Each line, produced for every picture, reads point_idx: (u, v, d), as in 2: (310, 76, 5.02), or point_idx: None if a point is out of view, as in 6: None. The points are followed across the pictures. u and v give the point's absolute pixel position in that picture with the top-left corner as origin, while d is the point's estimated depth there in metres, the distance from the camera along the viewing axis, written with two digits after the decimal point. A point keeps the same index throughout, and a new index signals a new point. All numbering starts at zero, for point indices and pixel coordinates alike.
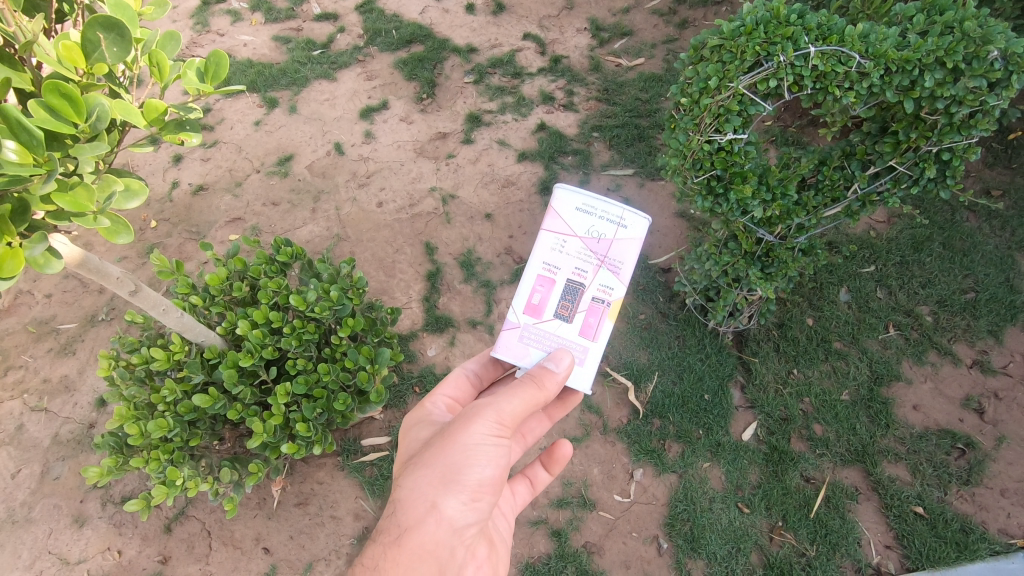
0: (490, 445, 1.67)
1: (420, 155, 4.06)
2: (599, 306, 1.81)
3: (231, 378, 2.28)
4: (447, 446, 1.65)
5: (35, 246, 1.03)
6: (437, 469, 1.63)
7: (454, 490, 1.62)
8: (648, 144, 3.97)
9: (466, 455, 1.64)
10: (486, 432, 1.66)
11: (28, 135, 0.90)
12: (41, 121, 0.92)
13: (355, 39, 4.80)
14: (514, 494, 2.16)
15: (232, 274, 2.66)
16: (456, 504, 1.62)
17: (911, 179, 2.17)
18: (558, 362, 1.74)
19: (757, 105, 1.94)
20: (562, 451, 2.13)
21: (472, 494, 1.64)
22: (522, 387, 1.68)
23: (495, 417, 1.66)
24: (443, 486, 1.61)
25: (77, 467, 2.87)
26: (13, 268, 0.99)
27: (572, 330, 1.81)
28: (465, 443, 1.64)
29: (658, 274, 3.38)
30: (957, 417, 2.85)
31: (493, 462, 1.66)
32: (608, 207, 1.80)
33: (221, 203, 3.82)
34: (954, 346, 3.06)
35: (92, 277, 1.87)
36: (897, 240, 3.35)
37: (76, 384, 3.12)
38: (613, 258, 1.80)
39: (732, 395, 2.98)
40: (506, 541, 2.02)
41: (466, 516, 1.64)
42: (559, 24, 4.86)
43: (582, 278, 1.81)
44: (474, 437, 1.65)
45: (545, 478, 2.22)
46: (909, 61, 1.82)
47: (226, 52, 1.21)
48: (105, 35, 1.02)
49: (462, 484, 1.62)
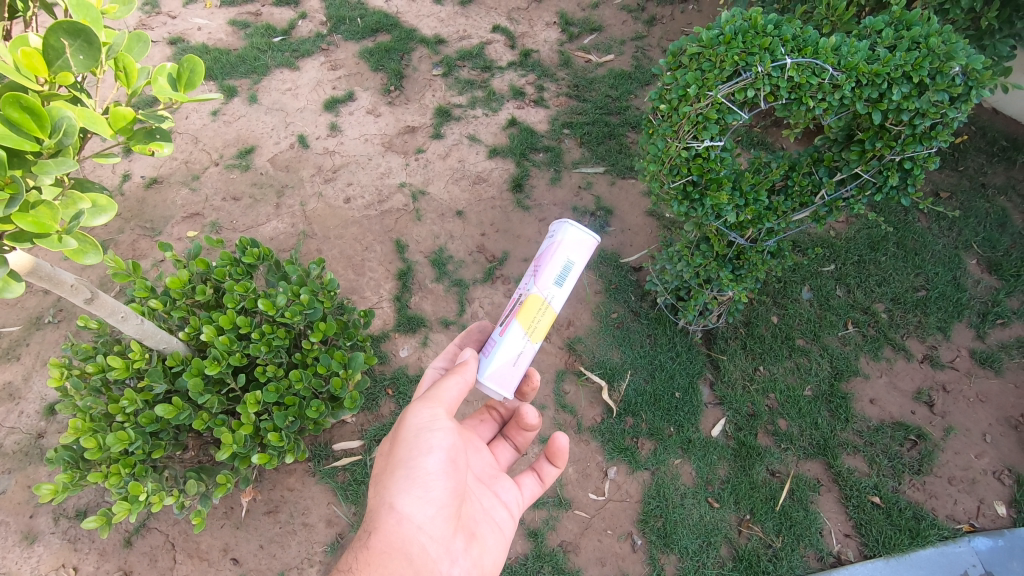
0: (431, 431, 1.74)
1: (388, 149, 3.96)
2: (515, 307, 1.91)
3: (196, 387, 2.19)
4: (396, 446, 1.74)
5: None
6: (390, 470, 1.71)
7: (408, 483, 1.67)
8: (618, 142, 3.99)
9: (411, 447, 1.71)
10: (425, 421, 1.74)
11: None
12: (2, 137, 0.83)
13: (317, 27, 4.63)
14: (520, 487, 2.16)
15: (194, 277, 2.55)
16: (414, 497, 1.66)
17: (875, 186, 2.25)
18: (465, 352, 1.90)
19: (735, 114, 1.95)
20: (557, 447, 2.08)
21: (425, 484, 1.68)
22: (446, 377, 1.79)
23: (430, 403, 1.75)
24: (398, 482, 1.67)
25: (24, 481, 2.72)
26: None
27: (493, 331, 1.94)
28: (409, 437, 1.73)
29: (630, 273, 3.43)
30: (909, 409, 3.00)
31: (440, 446, 1.73)
32: (549, 228, 2.00)
33: (177, 197, 3.64)
34: (906, 342, 3.21)
35: (44, 284, 1.74)
36: (855, 240, 3.51)
37: (22, 392, 2.95)
38: (537, 264, 1.93)
39: (701, 392, 3.05)
40: (505, 534, 1.99)
41: (429, 506, 1.67)
42: (528, 17, 4.81)
43: (517, 290, 1.97)
44: (415, 427, 1.73)
45: (553, 472, 2.19)
46: (878, 75, 1.87)
47: (202, 57, 1.12)
48: (71, 42, 0.93)
49: (413, 476, 1.68)
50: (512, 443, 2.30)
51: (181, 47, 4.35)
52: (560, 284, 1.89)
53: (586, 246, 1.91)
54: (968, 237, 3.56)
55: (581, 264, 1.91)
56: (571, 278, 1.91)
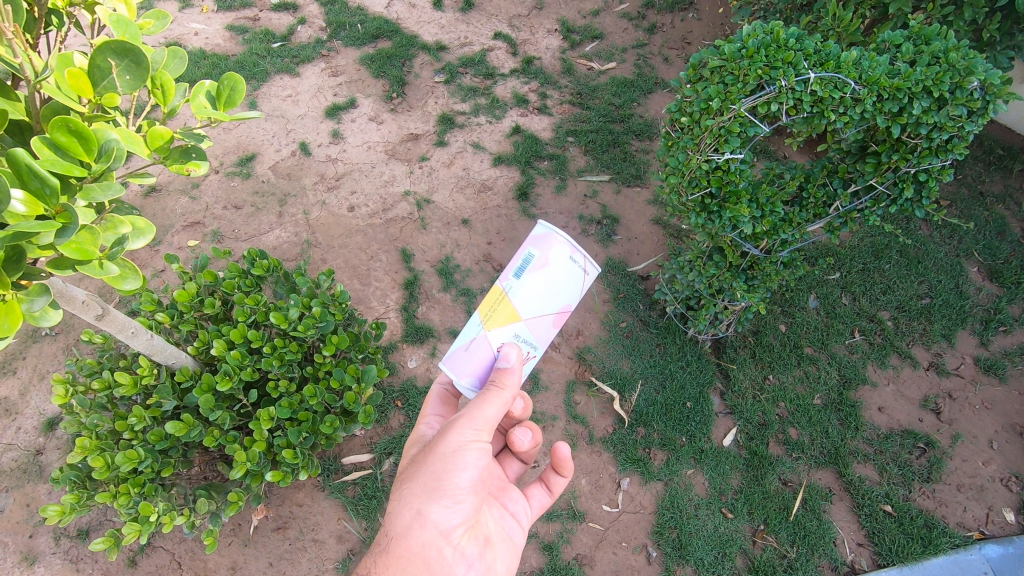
0: (468, 449, 1.66)
1: (391, 157, 3.92)
2: None
3: (208, 404, 2.13)
4: (428, 457, 1.66)
5: (35, 300, 0.90)
6: (421, 479, 1.64)
7: (437, 496, 1.61)
8: (623, 150, 3.98)
9: (446, 462, 1.64)
10: (466, 440, 1.66)
11: (41, 183, 0.79)
12: (51, 163, 0.80)
13: (317, 32, 4.58)
14: (528, 498, 2.09)
15: (201, 290, 2.49)
16: (441, 509, 1.61)
17: (890, 199, 2.26)
18: None
19: (756, 126, 1.94)
20: (561, 456, 2.02)
21: (454, 498, 1.63)
22: (489, 395, 1.71)
23: (471, 422, 1.67)
24: (427, 494, 1.61)
25: (22, 499, 2.65)
26: (10, 325, 0.85)
27: None
28: (445, 451, 1.65)
29: (638, 281, 3.42)
30: (917, 417, 3.02)
31: (475, 465, 1.66)
32: None
33: (177, 205, 3.58)
34: (912, 349, 3.23)
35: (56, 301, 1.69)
36: (859, 248, 3.54)
37: (19, 407, 2.87)
38: None
39: (712, 401, 3.05)
40: (515, 544, 1.90)
41: (453, 519, 1.63)
42: (529, 24, 4.80)
43: None
44: (452, 444, 1.65)
45: (561, 483, 2.12)
46: (899, 89, 1.88)
47: (242, 74, 1.09)
48: (118, 62, 0.90)
49: (445, 489, 1.62)
50: (519, 457, 2.24)
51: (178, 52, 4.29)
52: (517, 276, 1.81)
53: (546, 241, 1.78)
54: (969, 245, 3.60)
55: (542, 261, 1.79)
56: (529, 274, 1.80)
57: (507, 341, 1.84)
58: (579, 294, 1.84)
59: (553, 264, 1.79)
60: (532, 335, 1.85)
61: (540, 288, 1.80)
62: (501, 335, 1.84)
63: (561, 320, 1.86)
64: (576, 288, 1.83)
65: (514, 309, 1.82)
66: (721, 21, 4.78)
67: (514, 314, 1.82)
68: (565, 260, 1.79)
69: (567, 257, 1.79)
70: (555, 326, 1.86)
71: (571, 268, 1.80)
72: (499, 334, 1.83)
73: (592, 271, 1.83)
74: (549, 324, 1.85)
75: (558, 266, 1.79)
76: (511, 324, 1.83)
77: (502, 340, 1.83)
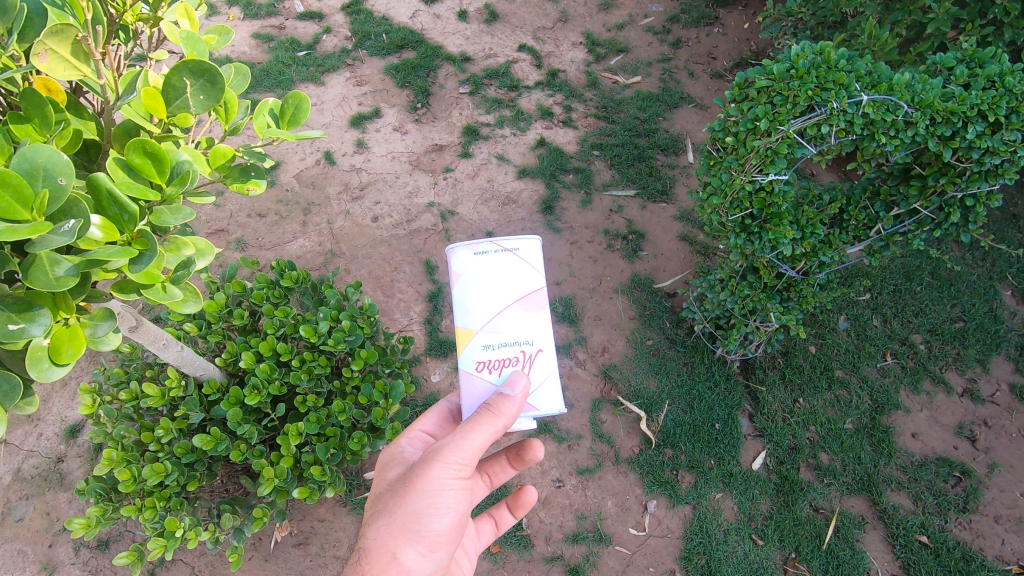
0: (449, 492, 1.63)
1: (416, 168, 3.91)
2: None
3: (235, 417, 2.11)
4: (409, 494, 1.61)
5: (98, 325, 0.99)
6: (399, 518, 1.58)
7: (414, 539, 1.58)
8: (648, 164, 3.94)
9: (426, 502, 1.60)
10: (447, 479, 1.62)
11: (120, 208, 0.82)
12: (128, 187, 0.83)
13: (342, 41, 4.59)
14: (477, 534, 2.12)
15: (229, 300, 2.47)
16: (417, 554, 1.58)
17: (934, 222, 2.22)
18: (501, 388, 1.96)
19: (804, 148, 1.90)
20: (525, 499, 2.08)
21: (431, 543, 1.61)
22: (479, 420, 1.61)
23: (455, 461, 1.62)
24: (405, 535, 1.57)
25: (42, 508, 2.63)
26: (75, 350, 0.94)
27: None
28: (426, 489, 1.61)
29: (665, 299, 3.37)
30: (952, 444, 2.94)
31: (453, 508, 1.64)
32: None
33: (202, 212, 3.59)
34: (945, 374, 3.16)
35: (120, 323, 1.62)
36: (889, 269, 3.48)
37: (40, 413, 2.85)
38: None
39: (741, 423, 2.99)
40: None
41: (427, 565, 1.60)
42: (554, 36, 4.77)
43: None
44: (434, 483, 1.61)
45: (510, 520, 2.17)
46: (954, 113, 1.83)
47: (308, 93, 1.09)
48: (193, 81, 0.93)
49: (422, 533, 1.59)
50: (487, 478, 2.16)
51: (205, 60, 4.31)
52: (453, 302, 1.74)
53: (450, 259, 1.74)
54: (1003, 268, 3.52)
55: (456, 276, 1.72)
56: (456, 293, 1.72)
57: (485, 359, 1.71)
58: (520, 273, 1.73)
59: (468, 269, 1.72)
60: (505, 336, 1.72)
61: (474, 295, 1.72)
62: (474, 358, 1.72)
63: (522, 304, 1.73)
64: (511, 271, 1.73)
65: (466, 327, 1.72)
66: (746, 36, 4.74)
67: (469, 330, 1.71)
68: (475, 259, 1.71)
69: (473, 255, 1.72)
70: (522, 313, 1.73)
71: (487, 260, 1.72)
72: (472, 359, 1.72)
73: (511, 245, 1.73)
74: (515, 316, 1.73)
75: (473, 267, 1.71)
76: (474, 342, 1.71)
77: (480, 362, 1.71)
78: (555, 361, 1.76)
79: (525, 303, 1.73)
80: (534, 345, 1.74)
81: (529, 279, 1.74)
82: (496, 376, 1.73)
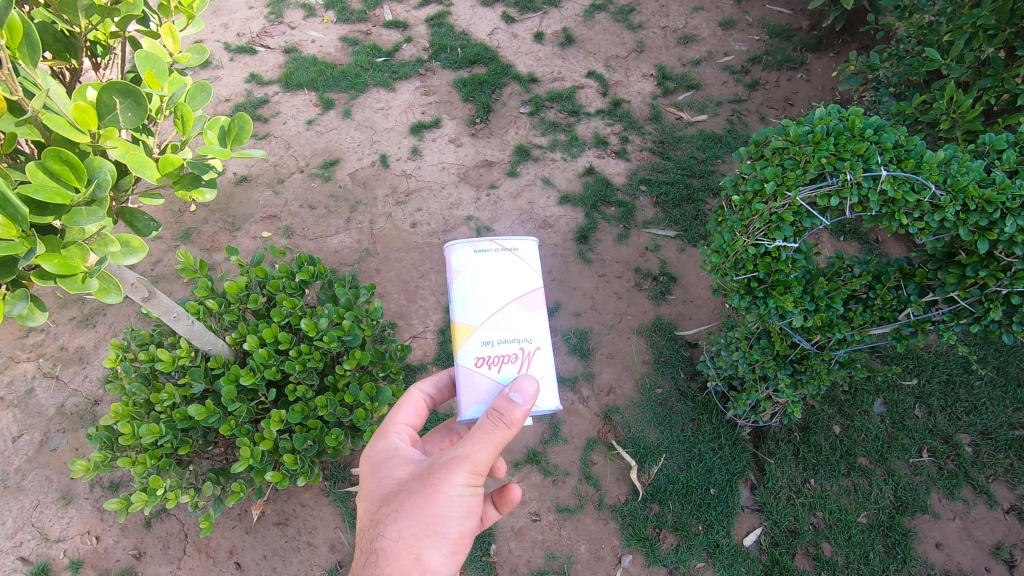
0: (469, 495, 1.57)
1: (462, 180, 4.00)
2: None
3: (229, 394, 2.24)
4: (431, 497, 1.53)
5: (17, 302, 1.13)
6: (422, 522, 1.52)
7: (438, 541, 1.54)
8: (696, 207, 3.81)
9: (449, 505, 1.54)
10: (469, 483, 1.56)
11: (15, 210, 0.95)
12: (38, 189, 0.98)
13: (420, 51, 4.78)
14: None
15: (252, 284, 2.65)
16: (440, 556, 1.54)
17: (973, 316, 1.98)
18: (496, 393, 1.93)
19: (815, 218, 1.79)
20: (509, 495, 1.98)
21: (453, 546, 1.57)
22: (495, 429, 1.53)
23: (476, 466, 1.55)
24: (429, 539, 1.52)
25: (73, 442, 2.93)
26: None
27: None
28: (448, 493, 1.53)
29: (684, 347, 3.24)
30: (984, 565, 2.60)
31: (472, 510, 1.60)
32: None
33: (261, 197, 3.88)
34: (991, 485, 2.80)
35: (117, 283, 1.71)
36: (945, 356, 3.13)
37: (90, 357, 3.19)
38: None
39: (740, 493, 2.82)
40: None
41: (449, 563, 1.58)
42: (626, 65, 4.73)
43: None
44: (454, 487, 1.54)
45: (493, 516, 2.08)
46: (991, 202, 1.64)
47: (250, 119, 1.44)
48: (121, 101, 1.12)
49: (445, 536, 1.55)
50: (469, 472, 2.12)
51: (293, 57, 4.66)
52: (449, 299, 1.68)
53: (448, 256, 1.68)
54: None
55: (454, 273, 1.66)
56: (455, 290, 1.66)
57: (484, 355, 1.64)
58: (518, 273, 1.67)
59: (468, 266, 1.66)
60: (506, 333, 1.65)
61: (474, 292, 1.65)
62: (473, 354, 1.64)
63: (521, 303, 1.67)
64: (510, 270, 1.67)
65: (464, 323, 1.65)
66: (832, 85, 4.47)
67: (469, 326, 1.64)
68: (475, 256, 1.66)
69: (473, 252, 1.66)
70: (521, 312, 1.67)
71: (489, 258, 1.67)
72: (471, 355, 1.64)
73: (511, 245, 1.68)
74: (514, 315, 1.67)
75: (472, 264, 1.65)
76: (473, 338, 1.64)
77: (479, 358, 1.64)
78: (552, 359, 1.70)
79: (524, 302, 1.67)
80: (532, 342, 1.67)
81: (527, 280, 1.69)
82: (497, 372, 1.65)
